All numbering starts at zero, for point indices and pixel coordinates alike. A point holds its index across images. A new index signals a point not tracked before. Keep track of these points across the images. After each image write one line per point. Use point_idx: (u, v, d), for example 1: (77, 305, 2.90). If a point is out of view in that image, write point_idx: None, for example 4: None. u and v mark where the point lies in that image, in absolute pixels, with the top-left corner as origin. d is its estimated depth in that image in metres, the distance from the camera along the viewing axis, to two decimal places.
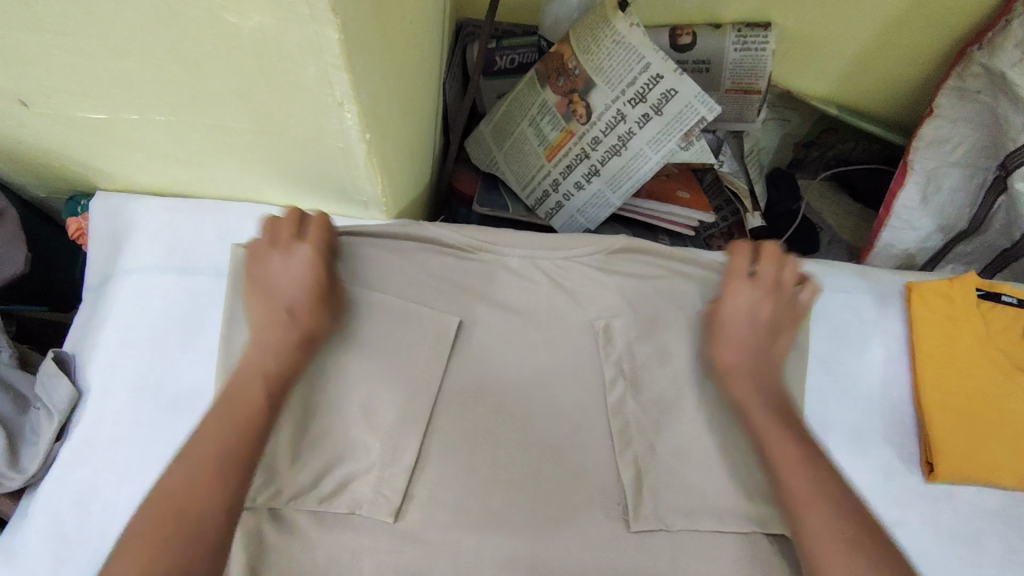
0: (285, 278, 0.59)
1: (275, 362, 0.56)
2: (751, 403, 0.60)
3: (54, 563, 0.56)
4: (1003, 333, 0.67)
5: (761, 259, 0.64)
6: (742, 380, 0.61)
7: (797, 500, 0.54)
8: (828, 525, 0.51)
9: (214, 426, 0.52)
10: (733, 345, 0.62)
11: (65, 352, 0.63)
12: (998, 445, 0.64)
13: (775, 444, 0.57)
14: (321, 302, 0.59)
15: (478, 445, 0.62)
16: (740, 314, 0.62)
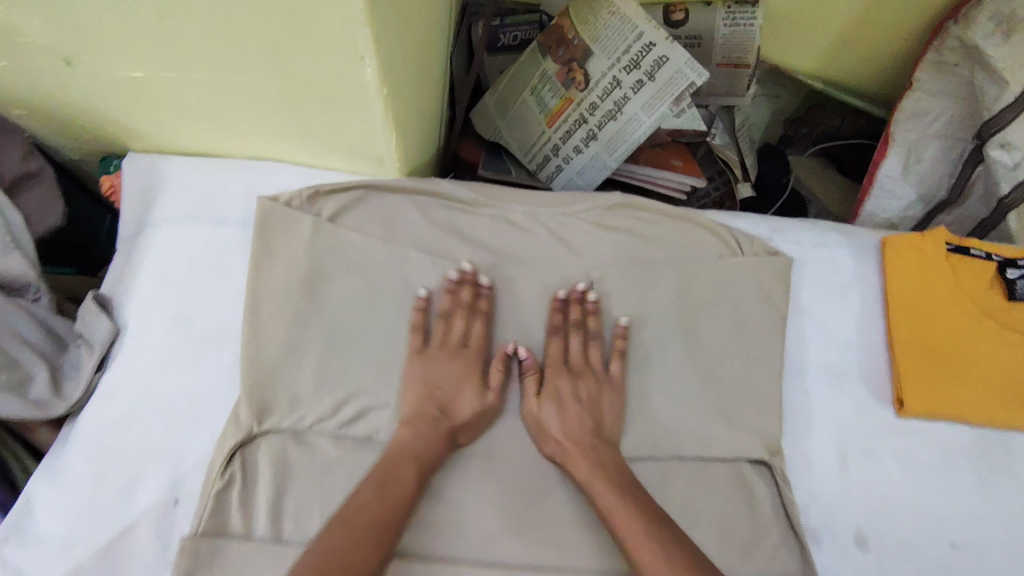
0: (446, 377, 0.67)
1: (431, 452, 0.63)
2: (590, 476, 0.62)
3: (97, 479, 0.62)
4: (971, 283, 0.72)
5: (570, 328, 0.70)
6: (576, 449, 0.64)
7: (617, 520, 0.58)
8: (656, 557, 0.55)
9: (371, 496, 0.58)
10: (555, 426, 0.66)
11: (105, 295, 0.69)
12: (963, 383, 0.69)
13: (602, 484, 0.61)
14: (476, 399, 0.67)
15: (485, 380, 0.68)
16: (561, 400, 0.67)
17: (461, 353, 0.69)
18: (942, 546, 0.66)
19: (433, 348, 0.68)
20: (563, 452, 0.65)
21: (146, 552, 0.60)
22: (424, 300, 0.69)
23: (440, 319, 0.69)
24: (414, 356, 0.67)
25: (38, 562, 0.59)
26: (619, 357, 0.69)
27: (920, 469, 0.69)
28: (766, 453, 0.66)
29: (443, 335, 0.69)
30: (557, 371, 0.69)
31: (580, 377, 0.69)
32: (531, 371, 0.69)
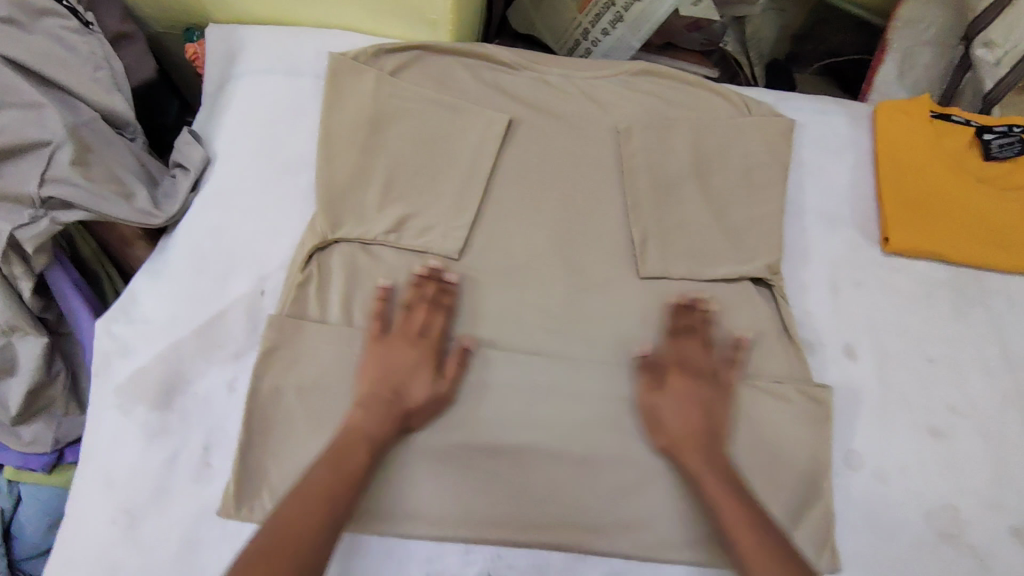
0: (399, 364, 0.67)
1: (382, 429, 0.64)
2: (706, 474, 0.64)
3: (194, 274, 0.72)
4: (952, 143, 0.82)
5: (423, 302, 0.70)
6: (686, 451, 0.65)
7: (719, 502, 0.62)
8: (767, 547, 0.59)
9: (328, 475, 0.60)
10: (663, 424, 0.67)
11: (197, 132, 0.80)
12: (943, 223, 0.79)
13: (711, 480, 0.63)
14: (428, 385, 0.67)
15: (524, 208, 0.77)
16: (685, 402, 0.68)
17: (420, 339, 0.69)
18: (921, 359, 0.76)
19: (390, 334, 0.69)
20: (674, 447, 0.66)
21: (238, 330, 0.70)
22: (385, 287, 0.70)
23: (401, 308, 0.70)
24: (370, 343, 0.68)
25: (145, 336, 0.69)
26: (735, 364, 0.71)
27: (904, 297, 0.78)
28: (768, 272, 0.76)
29: (403, 324, 0.69)
30: (405, 344, 0.68)
31: (703, 378, 0.70)
32: (655, 364, 0.70)
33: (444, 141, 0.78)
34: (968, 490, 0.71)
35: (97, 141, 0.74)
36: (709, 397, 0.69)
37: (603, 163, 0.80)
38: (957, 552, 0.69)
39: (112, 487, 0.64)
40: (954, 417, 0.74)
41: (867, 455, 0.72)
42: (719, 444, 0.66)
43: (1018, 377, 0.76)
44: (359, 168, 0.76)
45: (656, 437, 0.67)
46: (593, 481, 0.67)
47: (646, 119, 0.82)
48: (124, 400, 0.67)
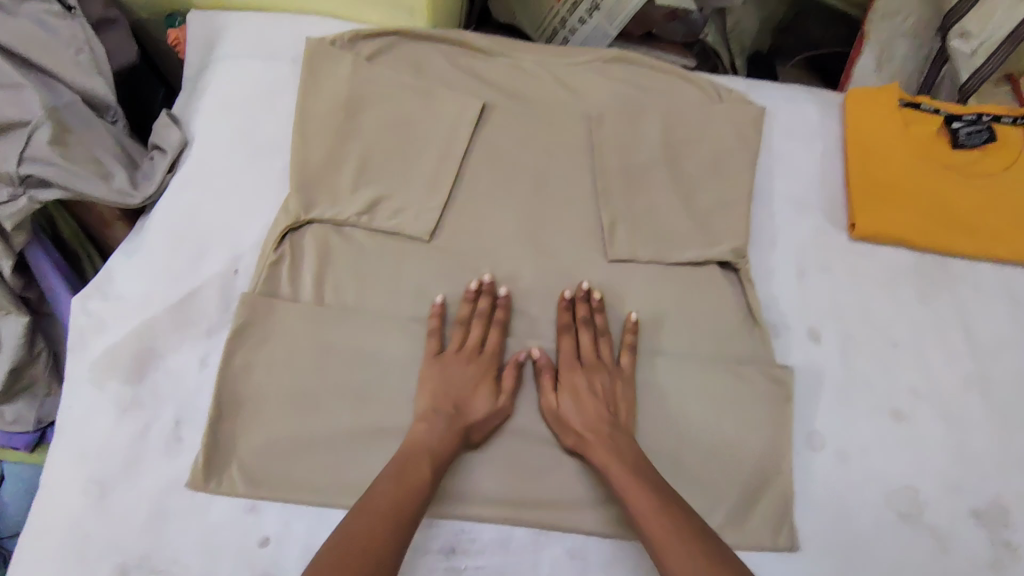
0: (457, 381, 0.68)
1: (450, 444, 0.64)
2: (613, 466, 0.64)
3: (169, 252, 0.73)
4: (921, 131, 0.84)
5: (580, 325, 0.73)
6: (593, 448, 0.66)
7: (627, 494, 0.62)
8: (671, 536, 0.58)
9: (403, 486, 0.60)
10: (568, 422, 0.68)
11: (176, 114, 0.81)
12: (909, 210, 0.80)
13: (613, 469, 0.64)
14: (489, 400, 0.68)
15: (495, 191, 0.78)
16: (584, 396, 0.69)
17: (477, 356, 0.71)
18: (885, 342, 0.77)
19: (449, 352, 0.70)
20: (582, 443, 0.67)
21: (211, 308, 0.71)
22: (440, 304, 0.72)
23: (455, 325, 0.72)
24: (428, 360, 0.70)
25: (119, 312, 0.71)
26: (629, 351, 0.72)
27: (870, 282, 0.80)
28: (734, 256, 0.77)
29: (460, 342, 0.71)
30: (462, 362, 0.70)
31: (592, 368, 0.70)
32: (543, 366, 0.71)
33: (418, 125, 0.80)
34: (929, 471, 0.72)
35: (76, 123, 0.76)
36: (602, 388, 0.69)
37: (574, 148, 0.81)
38: (917, 532, 0.70)
39: (84, 459, 0.66)
40: (916, 400, 0.75)
41: (829, 436, 0.73)
42: (625, 436, 0.67)
43: (980, 362, 0.78)
44: (333, 152, 0.77)
45: (565, 435, 0.68)
46: (556, 456, 0.69)
47: (618, 105, 0.83)
48: (97, 374, 0.68)
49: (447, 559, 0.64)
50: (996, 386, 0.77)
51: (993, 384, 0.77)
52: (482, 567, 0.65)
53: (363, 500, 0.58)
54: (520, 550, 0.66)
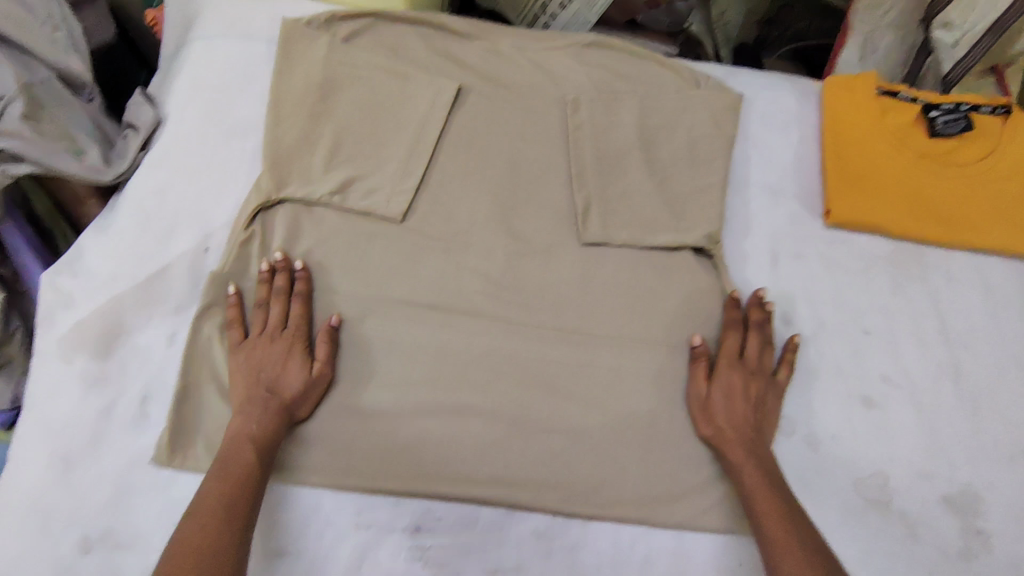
0: (269, 361, 0.66)
1: (270, 421, 0.63)
2: (745, 467, 0.65)
3: (139, 229, 0.73)
4: (899, 119, 0.83)
5: (274, 297, 0.69)
6: (728, 445, 0.67)
7: (753, 491, 0.63)
8: (782, 532, 0.58)
9: (225, 478, 0.58)
10: (698, 413, 0.69)
11: (150, 92, 0.81)
12: (884, 197, 0.80)
13: (747, 468, 0.65)
14: (302, 371, 0.66)
15: (468, 174, 0.78)
16: (734, 394, 0.69)
17: (279, 333, 0.68)
18: (858, 330, 0.77)
19: (251, 338, 0.68)
20: (721, 438, 0.67)
21: (180, 286, 0.71)
22: (233, 295, 0.69)
23: (255, 308, 0.69)
24: (235, 350, 0.67)
25: (87, 288, 0.70)
26: (787, 366, 0.72)
27: (844, 270, 0.79)
28: (708, 242, 0.76)
29: (261, 324, 0.68)
30: (276, 341, 0.67)
31: (751, 375, 0.71)
32: (702, 357, 0.71)
33: (393, 107, 0.79)
34: (898, 458, 0.72)
35: (50, 102, 0.76)
36: (756, 393, 0.70)
37: (549, 132, 0.81)
38: (884, 518, 0.70)
39: (49, 434, 0.66)
40: (888, 387, 0.75)
41: (799, 422, 0.72)
42: (763, 442, 0.68)
43: (954, 351, 0.78)
44: (307, 132, 0.77)
45: (705, 428, 0.69)
46: (525, 439, 0.68)
47: (595, 90, 0.82)
48: (64, 350, 0.68)
49: (411, 537, 0.65)
50: (969, 376, 0.77)
51: (967, 373, 0.77)
52: (446, 545, 0.65)
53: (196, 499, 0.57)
54: (485, 529, 0.66)
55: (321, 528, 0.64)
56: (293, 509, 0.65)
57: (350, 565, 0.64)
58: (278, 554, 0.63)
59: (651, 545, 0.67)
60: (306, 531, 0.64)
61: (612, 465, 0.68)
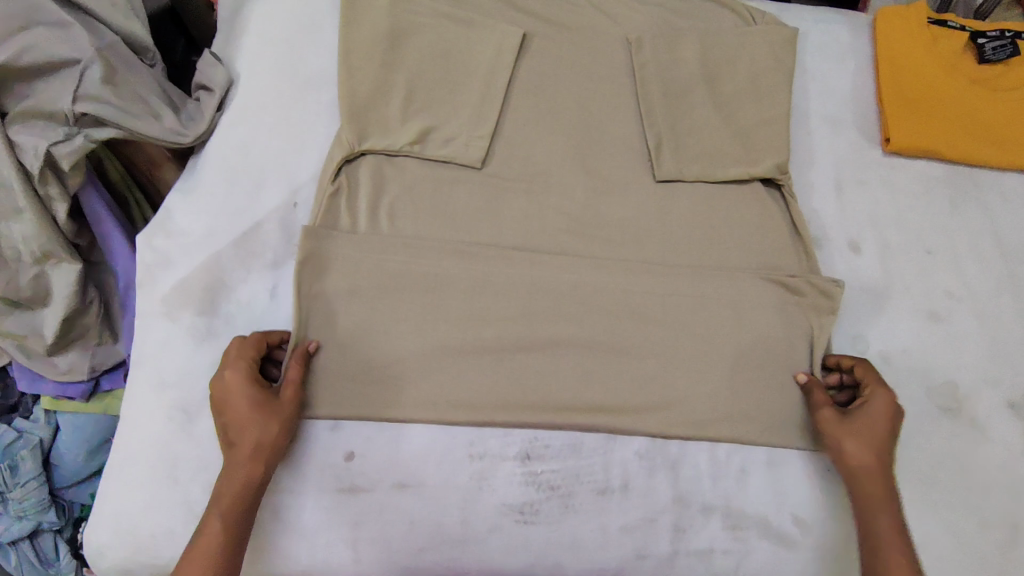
0: (230, 407, 0.62)
1: (239, 483, 0.60)
2: (878, 509, 0.62)
3: (226, 188, 0.75)
4: (948, 47, 0.86)
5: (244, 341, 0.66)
6: (873, 486, 0.63)
7: (884, 538, 0.61)
8: None
9: (198, 567, 0.57)
10: (849, 437, 0.65)
11: (216, 53, 0.82)
12: (941, 122, 0.84)
13: (880, 514, 0.62)
14: (254, 401, 0.62)
15: (541, 119, 0.80)
16: (876, 426, 0.65)
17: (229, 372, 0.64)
18: (921, 250, 0.81)
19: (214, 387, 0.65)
20: (855, 469, 0.64)
21: (273, 239, 0.74)
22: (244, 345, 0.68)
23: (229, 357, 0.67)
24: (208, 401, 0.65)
25: (183, 248, 0.73)
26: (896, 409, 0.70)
27: (904, 194, 0.83)
28: (777, 172, 0.79)
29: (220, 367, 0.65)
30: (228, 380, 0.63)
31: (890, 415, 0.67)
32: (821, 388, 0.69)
33: (461, 54, 0.80)
34: (967, 367, 0.76)
35: (120, 66, 0.74)
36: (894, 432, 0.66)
37: (614, 74, 0.82)
38: (957, 422, 0.74)
39: (165, 388, 0.68)
40: (953, 302, 0.79)
41: (873, 338, 0.76)
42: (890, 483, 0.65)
43: (1010, 266, 0.82)
44: (382, 82, 0.77)
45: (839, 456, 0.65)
46: (621, 367, 0.71)
47: (656, 30, 0.84)
48: (170, 307, 0.70)
49: (523, 464, 0.68)
50: None
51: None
52: (557, 470, 0.68)
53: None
54: (590, 452, 0.69)
55: (438, 458, 0.67)
56: (412, 442, 0.68)
57: (469, 492, 0.67)
58: (401, 485, 0.66)
59: (747, 458, 0.70)
60: (425, 463, 0.67)
61: (708, 386, 0.71)
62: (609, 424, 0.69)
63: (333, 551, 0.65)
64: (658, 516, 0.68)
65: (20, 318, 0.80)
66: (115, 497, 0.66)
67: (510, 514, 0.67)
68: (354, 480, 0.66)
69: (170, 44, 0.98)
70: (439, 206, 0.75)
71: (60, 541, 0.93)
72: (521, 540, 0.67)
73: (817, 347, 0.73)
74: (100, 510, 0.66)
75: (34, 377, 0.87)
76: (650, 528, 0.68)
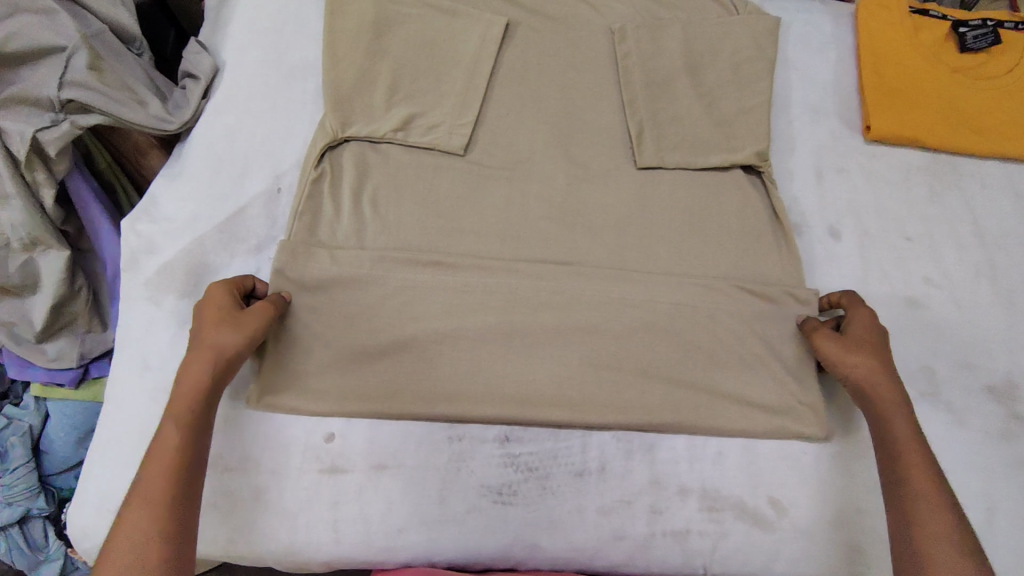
0: (201, 315, 0.63)
1: (194, 386, 0.59)
2: (900, 423, 0.62)
3: (210, 172, 0.76)
4: (929, 37, 0.88)
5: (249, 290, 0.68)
6: (888, 395, 0.63)
7: (903, 444, 0.60)
8: (931, 496, 0.57)
9: (188, 391, 0.58)
10: (861, 354, 0.65)
11: (203, 42, 0.84)
12: (921, 109, 0.85)
13: (902, 422, 0.62)
14: (218, 308, 0.62)
15: (522, 107, 0.80)
16: (864, 332, 0.67)
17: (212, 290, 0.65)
18: (900, 237, 0.81)
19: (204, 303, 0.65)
20: (868, 388, 0.64)
21: (258, 224, 0.75)
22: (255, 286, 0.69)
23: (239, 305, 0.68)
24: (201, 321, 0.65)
25: (168, 232, 0.74)
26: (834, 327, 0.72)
27: (883, 182, 0.84)
28: (757, 159, 0.80)
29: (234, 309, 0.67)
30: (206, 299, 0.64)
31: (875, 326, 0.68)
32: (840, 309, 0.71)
33: (444, 41, 0.81)
34: (945, 354, 0.76)
35: (106, 54, 0.75)
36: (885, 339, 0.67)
37: (596, 62, 0.83)
38: (935, 408, 0.74)
39: (149, 370, 0.68)
40: (931, 289, 0.79)
41: None
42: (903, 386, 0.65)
43: (989, 254, 0.82)
44: (365, 69, 0.78)
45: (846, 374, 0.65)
46: (601, 351, 0.71)
47: (639, 21, 0.85)
48: (154, 291, 0.71)
49: (501, 446, 0.69)
50: (1004, 275, 0.81)
51: (1002, 273, 0.81)
52: (535, 451, 0.69)
53: (131, 493, 0.54)
54: (568, 435, 0.70)
55: (418, 439, 0.68)
56: (393, 427, 0.68)
57: (448, 473, 0.68)
58: (379, 466, 0.67)
59: (724, 441, 0.71)
60: (404, 444, 0.68)
61: (687, 370, 0.71)
62: (586, 404, 0.69)
63: (313, 531, 0.65)
64: (635, 498, 0.69)
65: (11, 306, 0.80)
66: (97, 479, 0.66)
67: (487, 496, 0.67)
68: (334, 462, 0.67)
69: (163, 35, 0.99)
70: (420, 192, 0.75)
71: (48, 527, 0.93)
72: (499, 521, 0.67)
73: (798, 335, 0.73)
74: (84, 492, 0.66)
75: (23, 364, 0.88)
76: (627, 511, 0.68)
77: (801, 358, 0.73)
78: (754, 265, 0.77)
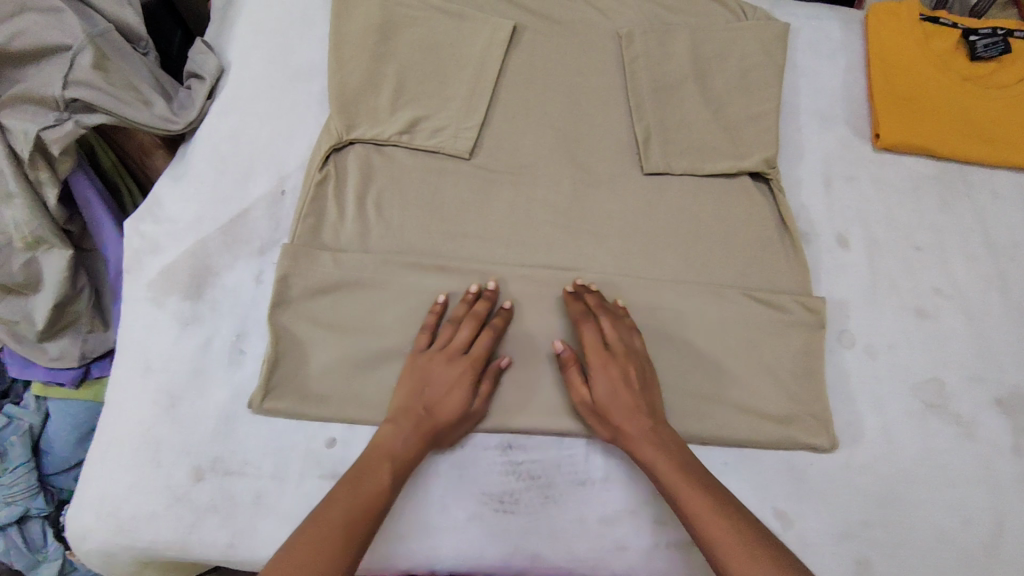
0: (439, 382, 0.65)
1: (409, 462, 0.62)
2: (660, 465, 0.60)
3: (215, 173, 0.76)
4: (940, 44, 0.88)
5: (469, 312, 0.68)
6: (628, 429, 0.63)
7: (671, 484, 0.59)
8: (723, 535, 0.54)
9: (416, 463, 0.62)
10: (588, 396, 0.65)
11: (208, 43, 0.83)
12: (931, 118, 0.84)
13: (660, 463, 0.60)
14: (463, 401, 0.64)
15: (529, 111, 0.80)
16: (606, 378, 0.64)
17: (459, 356, 0.65)
18: (908, 247, 0.81)
19: (433, 350, 0.66)
20: (618, 434, 0.63)
21: (261, 226, 0.74)
22: (440, 304, 0.68)
23: (447, 324, 0.67)
24: (416, 357, 0.66)
25: (171, 234, 0.73)
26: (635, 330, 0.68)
27: (892, 191, 0.83)
28: (765, 166, 0.79)
29: (449, 339, 0.66)
30: (444, 359, 0.65)
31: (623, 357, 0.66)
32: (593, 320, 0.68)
33: (450, 43, 0.80)
34: (954, 365, 0.75)
35: (111, 53, 0.75)
36: (623, 375, 0.65)
37: (604, 67, 0.83)
38: (943, 420, 0.73)
39: (149, 372, 0.68)
40: (940, 299, 0.79)
41: (860, 333, 0.76)
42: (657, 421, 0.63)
43: (999, 264, 0.81)
44: (371, 71, 0.78)
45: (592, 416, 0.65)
46: None
47: (647, 25, 0.84)
48: (156, 293, 0.71)
49: (503, 453, 0.68)
50: (1014, 286, 0.80)
51: (1012, 283, 0.81)
52: (537, 460, 0.69)
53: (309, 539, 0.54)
54: (570, 444, 0.69)
55: None
56: None
57: (449, 480, 0.67)
58: None
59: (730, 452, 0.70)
60: None
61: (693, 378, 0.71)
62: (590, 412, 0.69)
63: None
64: (639, 508, 0.68)
65: (11, 305, 0.79)
66: (95, 481, 0.65)
67: (489, 504, 0.67)
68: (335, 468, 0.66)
69: (169, 34, 0.99)
70: (426, 197, 0.75)
71: (47, 527, 0.92)
72: (502, 530, 0.66)
73: (804, 345, 0.72)
74: (83, 494, 0.65)
75: (25, 363, 0.87)
76: (631, 520, 0.67)
77: (807, 368, 0.72)
78: (760, 273, 0.76)
